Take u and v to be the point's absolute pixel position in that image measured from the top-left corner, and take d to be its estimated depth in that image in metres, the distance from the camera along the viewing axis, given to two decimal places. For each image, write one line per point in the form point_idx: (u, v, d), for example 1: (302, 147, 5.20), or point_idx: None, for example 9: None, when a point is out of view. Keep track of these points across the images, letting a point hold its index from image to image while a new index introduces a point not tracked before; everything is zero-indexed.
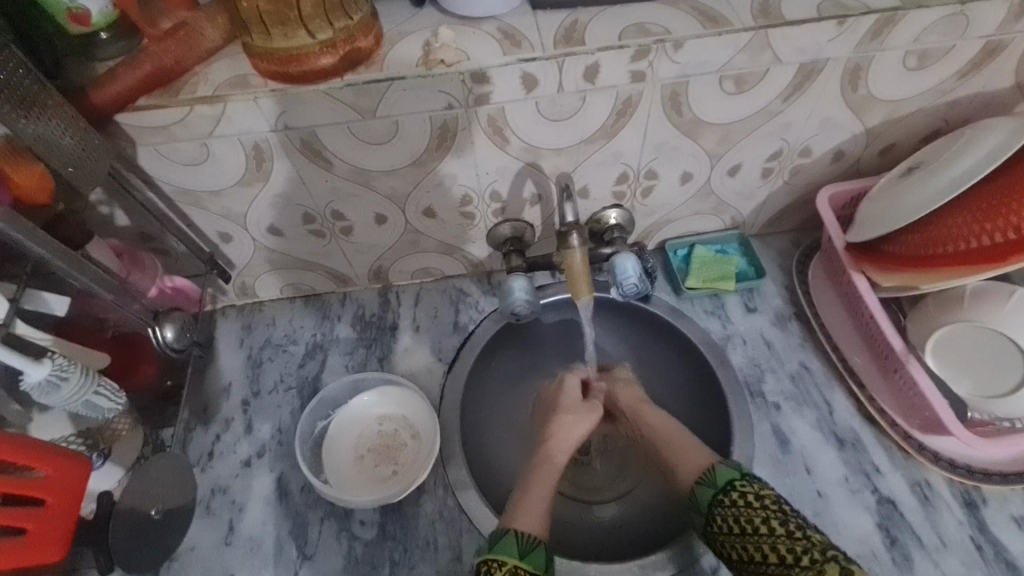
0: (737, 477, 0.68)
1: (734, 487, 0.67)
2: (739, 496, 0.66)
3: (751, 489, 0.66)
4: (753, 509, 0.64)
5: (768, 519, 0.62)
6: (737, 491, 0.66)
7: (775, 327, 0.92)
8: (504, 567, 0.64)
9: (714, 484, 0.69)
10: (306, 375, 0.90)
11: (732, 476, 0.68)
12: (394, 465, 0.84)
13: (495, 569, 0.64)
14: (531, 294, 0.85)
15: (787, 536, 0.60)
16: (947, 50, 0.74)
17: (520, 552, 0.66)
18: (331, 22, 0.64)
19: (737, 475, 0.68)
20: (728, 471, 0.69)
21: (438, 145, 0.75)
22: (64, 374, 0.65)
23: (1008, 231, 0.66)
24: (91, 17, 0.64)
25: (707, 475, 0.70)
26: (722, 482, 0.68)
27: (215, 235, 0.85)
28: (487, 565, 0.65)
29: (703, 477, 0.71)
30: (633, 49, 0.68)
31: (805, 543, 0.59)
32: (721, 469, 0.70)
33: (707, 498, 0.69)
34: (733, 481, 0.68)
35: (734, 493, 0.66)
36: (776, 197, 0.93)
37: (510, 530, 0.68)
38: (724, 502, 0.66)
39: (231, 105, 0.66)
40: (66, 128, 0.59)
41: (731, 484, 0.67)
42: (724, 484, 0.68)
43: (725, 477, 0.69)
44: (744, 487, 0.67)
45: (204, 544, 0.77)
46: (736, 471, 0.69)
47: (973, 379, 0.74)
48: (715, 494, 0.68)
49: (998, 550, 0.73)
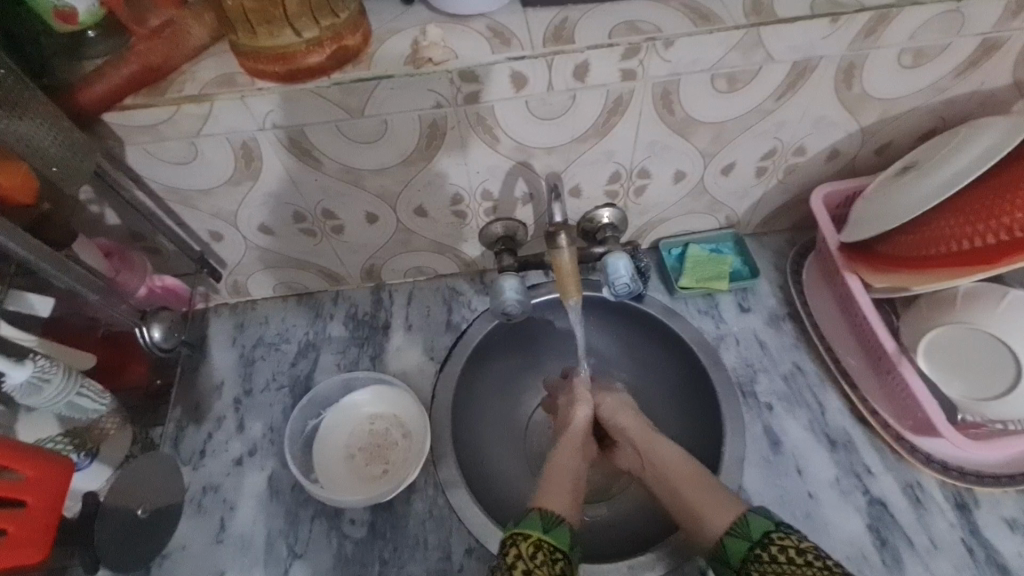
0: (774, 528, 0.62)
1: (772, 539, 0.62)
2: (779, 550, 0.60)
3: (790, 542, 0.61)
4: (796, 566, 0.58)
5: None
6: (776, 544, 0.61)
7: (768, 327, 0.91)
8: (527, 540, 0.65)
9: (748, 535, 0.63)
10: (298, 373, 0.90)
11: (768, 527, 0.63)
12: (385, 464, 0.84)
13: (520, 541, 0.65)
14: (523, 293, 0.85)
15: None
16: (943, 48, 0.73)
17: (544, 527, 0.66)
18: (317, 20, 0.64)
19: (772, 525, 0.63)
20: (762, 521, 0.64)
21: (428, 144, 0.75)
22: (46, 376, 0.65)
23: (1001, 233, 0.65)
24: (78, 16, 0.63)
25: (736, 525, 0.65)
26: (758, 534, 0.63)
27: (205, 234, 0.84)
28: (511, 539, 0.66)
29: (733, 527, 0.65)
30: (623, 48, 0.67)
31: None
32: (753, 518, 0.64)
33: (740, 551, 0.63)
34: (769, 532, 0.62)
35: (772, 548, 0.61)
36: (771, 197, 0.93)
37: (534, 509, 0.69)
38: (761, 558, 0.61)
39: (218, 104, 0.66)
40: (49, 126, 0.58)
41: (768, 536, 0.62)
42: (760, 536, 0.63)
43: (760, 527, 0.63)
44: (783, 540, 0.61)
45: (195, 541, 0.77)
46: (772, 521, 0.63)
47: (965, 380, 0.73)
48: (751, 547, 0.63)
49: (988, 552, 0.73)
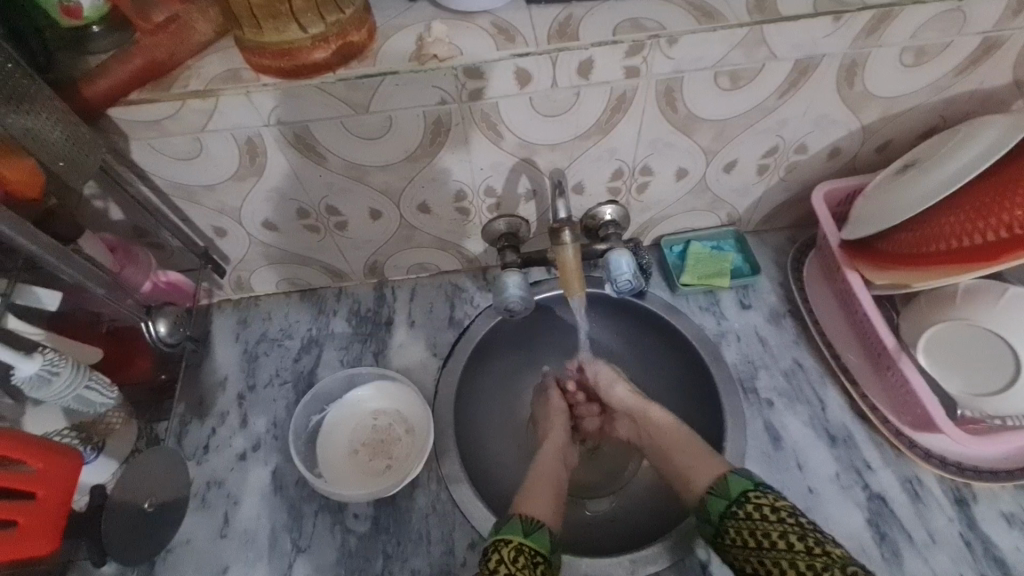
0: (751, 488, 0.67)
1: (749, 498, 0.66)
2: (754, 509, 0.65)
3: (765, 501, 0.65)
4: (768, 522, 0.63)
5: (785, 534, 0.62)
6: (751, 503, 0.66)
7: (769, 324, 0.92)
8: (510, 545, 0.66)
9: (727, 494, 0.68)
10: (301, 369, 0.90)
11: (746, 487, 0.67)
12: (388, 460, 0.84)
13: (502, 546, 0.66)
14: (525, 290, 0.85)
15: (805, 552, 0.60)
16: (944, 47, 0.74)
17: (525, 532, 0.68)
18: (323, 16, 0.64)
19: (750, 485, 0.68)
20: (740, 481, 0.69)
21: (432, 140, 0.75)
22: (56, 368, 0.65)
23: (1000, 231, 0.66)
24: (83, 11, 0.64)
25: (716, 486, 0.70)
26: (735, 494, 0.68)
27: (209, 229, 0.84)
28: (494, 544, 0.67)
29: (713, 487, 0.70)
30: (627, 45, 0.68)
31: (825, 559, 0.58)
32: (732, 480, 0.69)
33: (719, 508, 0.68)
34: (746, 492, 0.67)
35: (749, 506, 0.66)
36: (773, 194, 0.93)
37: (516, 515, 0.71)
38: (738, 514, 0.66)
39: (223, 99, 0.66)
40: (56, 122, 0.59)
41: (745, 495, 0.67)
42: (738, 496, 0.67)
43: (738, 487, 0.68)
44: (759, 498, 0.66)
45: (199, 535, 0.77)
46: (750, 481, 0.68)
47: (965, 377, 0.74)
48: (728, 505, 0.67)
49: (986, 547, 0.74)
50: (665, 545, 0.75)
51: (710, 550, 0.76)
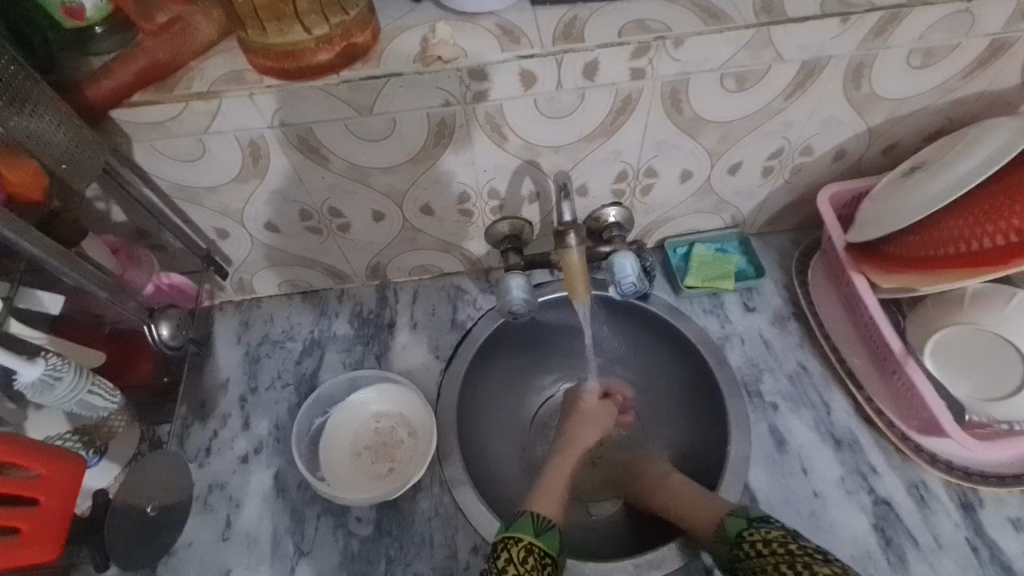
0: (744, 526, 0.70)
1: (744, 537, 0.69)
2: (753, 546, 0.67)
3: (760, 536, 0.68)
4: (769, 557, 0.66)
5: (784, 565, 0.64)
6: (749, 542, 0.68)
7: (774, 326, 0.91)
8: (519, 544, 0.68)
9: (726, 537, 0.70)
10: (303, 371, 0.90)
11: (740, 527, 0.70)
12: (391, 463, 0.84)
13: (511, 545, 0.68)
14: (529, 292, 0.85)
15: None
16: (952, 48, 0.73)
17: (536, 532, 0.70)
18: (327, 17, 0.64)
19: (743, 523, 0.70)
20: (734, 521, 0.71)
21: (435, 142, 0.74)
22: (58, 373, 0.65)
23: (1009, 234, 0.65)
24: (85, 12, 0.63)
25: (716, 531, 0.71)
26: (733, 536, 0.70)
27: (211, 231, 0.84)
28: (503, 542, 0.69)
29: (714, 533, 0.72)
30: (633, 47, 0.67)
31: None
32: (728, 521, 0.71)
33: (726, 551, 0.70)
34: (742, 530, 0.69)
35: (747, 545, 0.68)
36: (777, 196, 0.93)
37: (527, 514, 0.73)
38: (745, 554, 0.68)
39: (226, 100, 0.66)
40: (59, 123, 0.58)
41: (741, 535, 0.69)
42: (736, 537, 0.69)
43: (734, 529, 0.70)
44: (754, 535, 0.68)
45: (201, 539, 0.77)
46: (743, 520, 0.71)
47: (972, 381, 0.73)
48: (732, 548, 0.69)
49: (993, 552, 0.73)
50: (670, 549, 0.75)
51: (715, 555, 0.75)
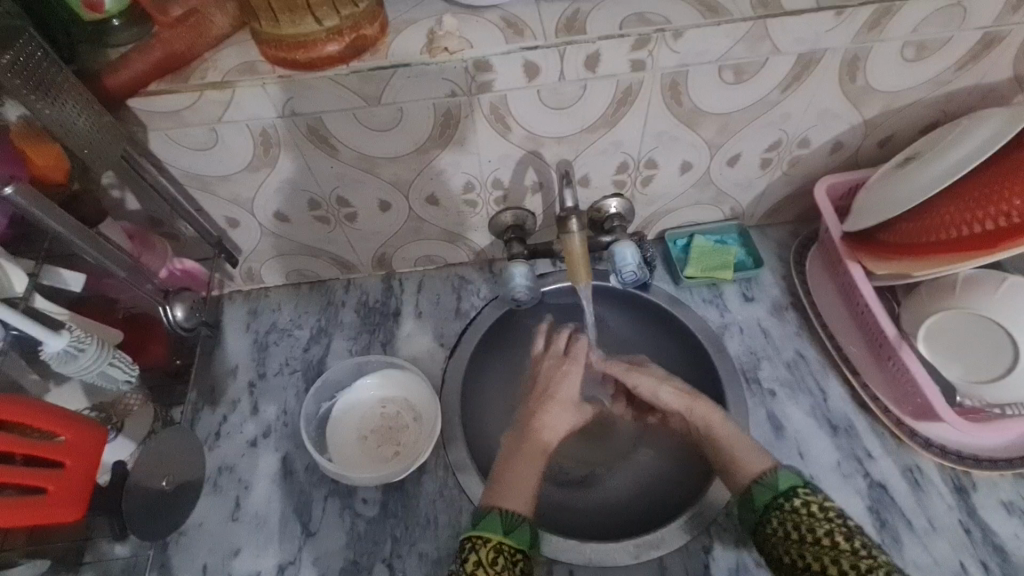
0: (800, 484, 0.68)
1: (798, 493, 0.67)
2: (802, 504, 0.66)
3: (815, 498, 0.66)
4: (816, 518, 0.64)
5: (831, 532, 0.63)
6: (800, 498, 0.66)
7: (772, 316, 0.93)
8: (488, 544, 0.65)
9: (775, 486, 0.68)
10: (310, 358, 0.92)
11: (796, 483, 0.68)
12: (396, 447, 0.86)
13: (479, 546, 0.65)
14: (532, 281, 0.87)
15: (851, 552, 0.61)
16: (945, 41, 0.75)
17: (505, 529, 0.67)
18: (338, 10, 0.66)
19: (799, 481, 0.68)
20: (789, 475, 0.69)
21: (441, 131, 0.76)
22: (81, 345, 0.66)
23: (999, 219, 0.67)
24: (105, 6, 0.66)
25: (763, 476, 0.70)
26: (785, 487, 0.68)
27: (222, 220, 0.86)
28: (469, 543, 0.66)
29: (761, 477, 0.70)
30: (633, 38, 0.69)
31: (870, 561, 0.60)
32: (782, 473, 0.69)
33: (765, 498, 0.68)
34: (795, 487, 0.68)
35: (796, 500, 0.66)
36: (775, 188, 0.94)
37: (493, 508, 0.69)
38: (785, 508, 0.66)
39: (239, 91, 0.68)
40: (80, 110, 0.60)
41: (795, 490, 0.67)
42: (786, 488, 0.68)
43: (788, 481, 0.68)
44: (808, 495, 0.67)
45: (211, 519, 0.79)
46: (799, 477, 0.69)
47: (965, 364, 0.75)
48: (775, 496, 0.68)
49: (986, 534, 0.75)
50: (669, 530, 0.77)
51: (712, 536, 0.77)
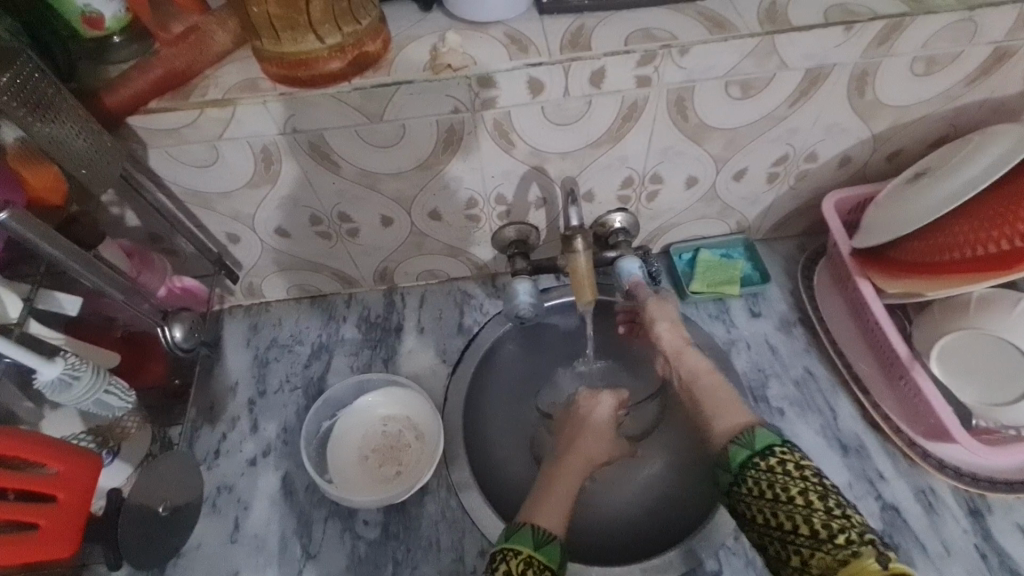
0: (778, 442, 0.64)
1: (774, 452, 0.63)
2: (778, 462, 0.62)
3: (790, 457, 0.62)
4: (789, 478, 0.61)
5: (806, 491, 0.59)
6: (776, 457, 0.63)
7: (780, 332, 0.92)
8: (518, 557, 0.64)
9: (751, 445, 0.65)
10: (311, 375, 0.90)
11: (772, 441, 0.64)
12: (398, 466, 0.84)
13: (509, 558, 0.64)
14: (536, 297, 0.86)
15: (823, 511, 0.58)
16: (955, 56, 0.74)
17: (535, 544, 0.65)
18: (340, 26, 0.65)
19: (777, 440, 0.65)
20: (768, 435, 0.65)
21: (443, 148, 0.75)
22: (76, 373, 0.66)
23: (1014, 239, 0.66)
24: (105, 22, 0.65)
25: (742, 435, 0.66)
26: (761, 446, 0.64)
27: (223, 236, 0.85)
28: (502, 555, 0.65)
29: (738, 436, 0.67)
30: (639, 54, 0.68)
31: (843, 521, 0.57)
32: (759, 431, 0.66)
33: (741, 458, 0.65)
34: (772, 446, 0.64)
35: (773, 458, 0.63)
36: (782, 202, 0.93)
37: (527, 524, 0.68)
38: (760, 466, 0.63)
39: (241, 108, 0.67)
40: (79, 130, 0.59)
41: (771, 449, 0.64)
42: (763, 448, 0.64)
43: (764, 441, 0.65)
44: (784, 454, 0.63)
45: (210, 540, 0.78)
46: (777, 437, 0.65)
47: (977, 386, 0.74)
48: (751, 455, 0.64)
49: (1002, 558, 0.73)
50: (677, 553, 0.75)
51: (721, 560, 0.75)
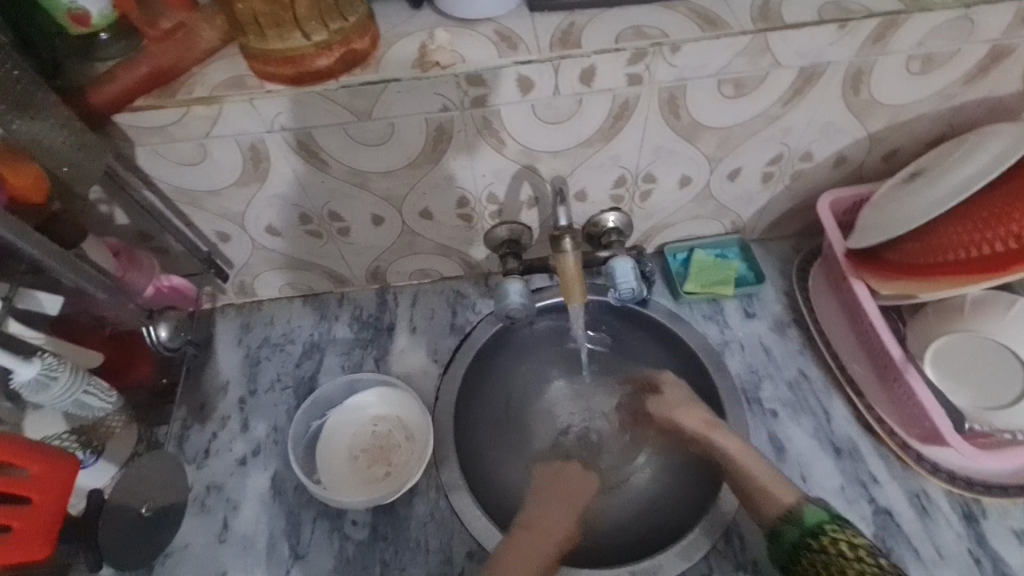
0: (827, 520, 0.66)
1: (825, 530, 0.66)
2: (830, 542, 0.65)
3: (842, 535, 0.65)
4: (846, 560, 0.63)
5: (864, 574, 0.62)
6: (828, 536, 0.65)
7: (774, 333, 0.91)
8: None
9: (801, 522, 0.67)
10: (302, 374, 0.90)
11: (822, 518, 0.67)
12: (388, 466, 0.84)
13: None
14: (528, 297, 0.85)
15: None
16: (952, 55, 0.73)
17: None
18: (326, 24, 0.65)
19: (826, 516, 0.67)
20: (817, 511, 0.68)
21: (434, 147, 0.75)
22: (53, 373, 0.66)
23: (1008, 241, 0.65)
24: (91, 19, 0.64)
25: (790, 513, 0.68)
26: (812, 524, 0.67)
27: (212, 234, 0.85)
28: None
29: (787, 513, 0.69)
30: (630, 52, 0.68)
31: None
32: (808, 508, 0.68)
33: (793, 536, 0.67)
34: (823, 523, 0.66)
35: (825, 538, 0.65)
36: (777, 202, 0.92)
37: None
38: (813, 547, 0.65)
39: (226, 106, 0.67)
40: (61, 128, 0.59)
41: (822, 527, 0.66)
42: (814, 526, 0.67)
43: (814, 517, 0.67)
44: (835, 532, 0.65)
45: (198, 540, 0.77)
46: (826, 512, 0.67)
47: (973, 390, 0.74)
48: (803, 534, 0.66)
49: (996, 564, 0.72)
50: (667, 556, 0.75)
51: (711, 563, 0.74)
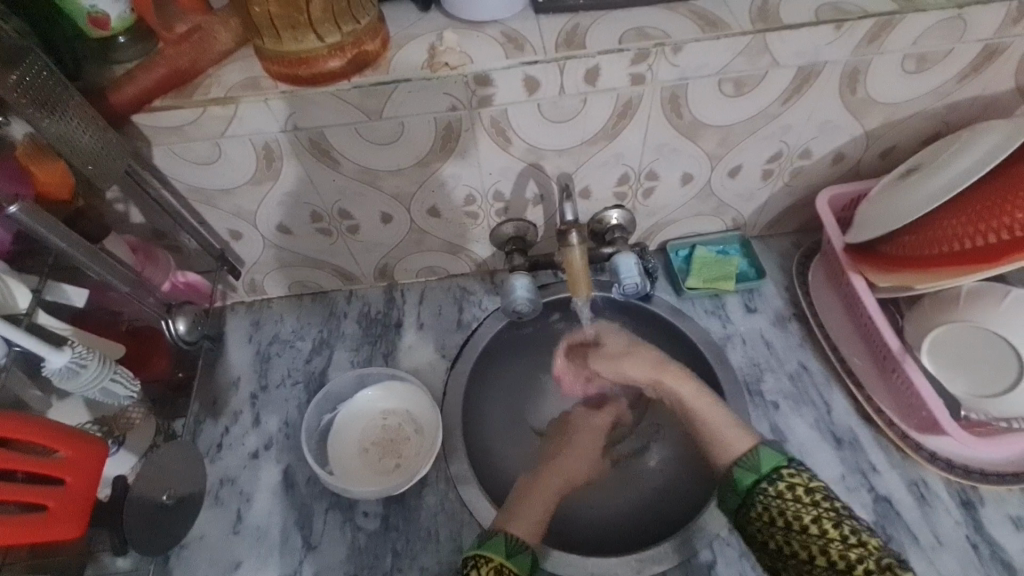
0: (784, 464, 0.68)
1: (781, 476, 0.67)
2: (786, 486, 0.66)
3: (797, 480, 0.66)
4: (801, 505, 0.64)
5: (818, 519, 0.63)
6: (784, 480, 0.66)
7: (774, 327, 0.93)
8: (489, 564, 0.67)
9: (757, 468, 0.69)
10: (313, 369, 0.92)
11: (779, 464, 0.68)
12: (398, 459, 0.85)
13: (481, 563, 0.67)
14: (534, 292, 0.87)
15: (840, 540, 0.61)
16: (946, 53, 0.75)
17: (507, 552, 0.68)
18: (339, 26, 0.67)
19: (782, 461, 0.69)
20: (772, 456, 0.69)
21: (442, 145, 0.77)
22: (83, 361, 0.68)
23: (1001, 233, 0.67)
24: (110, 22, 0.66)
25: (747, 459, 0.70)
26: (768, 468, 0.68)
27: (225, 233, 0.87)
28: (475, 560, 0.68)
29: (743, 460, 0.71)
30: (633, 52, 0.70)
31: (860, 550, 0.60)
32: (765, 454, 0.70)
33: (747, 481, 0.69)
34: (779, 469, 0.68)
35: (780, 483, 0.67)
36: (777, 198, 0.94)
37: (499, 531, 0.71)
38: (768, 491, 0.67)
39: (242, 106, 0.69)
40: (86, 127, 0.61)
41: (778, 471, 0.68)
42: (770, 471, 0.68)
43: (770, 462, 0.69)
44: (792, 477, 0.67)
45: (212, 532, 0.79)
46: (781, 457, 0.69)
47: (970, 377, 0.75)
48: (758, 480, 0.68)
49: (993, 550, 0.74)
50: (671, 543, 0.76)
51: (715, 550, 0.76)
